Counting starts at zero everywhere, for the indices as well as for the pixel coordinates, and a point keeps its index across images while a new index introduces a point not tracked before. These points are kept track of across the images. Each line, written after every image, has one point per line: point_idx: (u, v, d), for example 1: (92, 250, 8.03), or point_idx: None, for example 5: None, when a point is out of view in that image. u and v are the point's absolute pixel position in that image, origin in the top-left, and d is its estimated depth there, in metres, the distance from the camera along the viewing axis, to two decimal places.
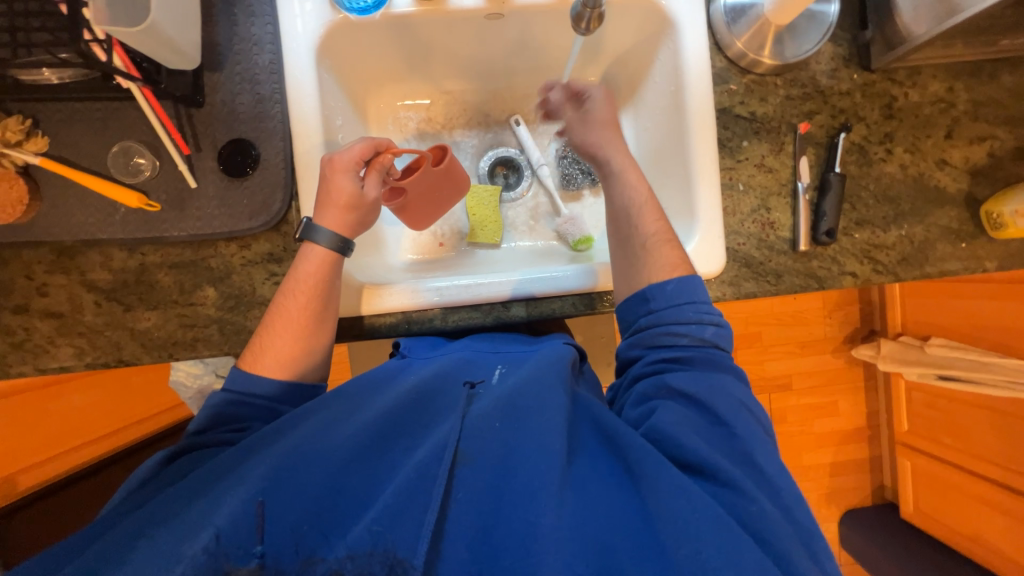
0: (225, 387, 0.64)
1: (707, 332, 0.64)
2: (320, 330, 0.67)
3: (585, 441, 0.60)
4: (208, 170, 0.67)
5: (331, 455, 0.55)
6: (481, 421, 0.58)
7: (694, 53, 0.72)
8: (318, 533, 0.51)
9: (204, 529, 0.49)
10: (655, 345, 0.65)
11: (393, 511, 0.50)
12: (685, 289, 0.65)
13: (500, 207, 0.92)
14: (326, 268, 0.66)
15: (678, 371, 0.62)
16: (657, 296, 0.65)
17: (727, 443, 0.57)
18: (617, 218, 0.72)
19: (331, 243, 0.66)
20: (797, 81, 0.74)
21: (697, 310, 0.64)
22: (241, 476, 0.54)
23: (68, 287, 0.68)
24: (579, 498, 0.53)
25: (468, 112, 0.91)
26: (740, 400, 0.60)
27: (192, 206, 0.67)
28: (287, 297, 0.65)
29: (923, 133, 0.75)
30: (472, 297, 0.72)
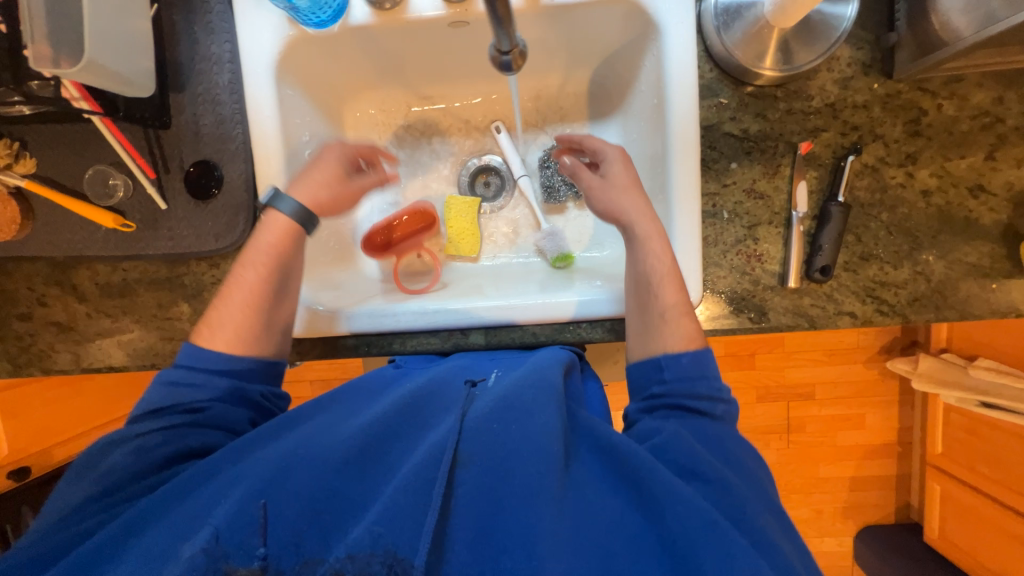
0: (179, 360, 0.61)
1: (717, 407, 0.58)
2: (276, 308, 0.66)
3: (581, 447, 0.54)
4: (176, 191, 0.69)
5: (325, 451, 0.51)
6: (479, 425, 0.51)
7: (679, 61, 0.64)
8: (316, 534, 0.46)
9: (201, 528, 0.46)
10: (660, 401, 0.59)
11: (391, 512, 0.45)
12: (700, 364, 0.59)
13: (479, 219, 0.89)
14: (282, 236, 0.66)
15: (690, 425, 0.56)
16: (670, 361, 0.59)
17: (727, 460, 0.54)
18: (636, 287, 0.64)
19: (294, 214, 0.66)
20: (801, 92, 0.65)
21: (712, 387, 0.59)
22: (236, 476, 0.50)
23: (63, 299, 0.73)
24: (579, 502, 0.48)
25: (447, 118, 0.88)
26: (739, 441, 0.57)
27: (164, 225, 0.69)
28: (245, 268, 0.64)
29: (956, 153, 0.64)
30: (429, 325, 0.71)
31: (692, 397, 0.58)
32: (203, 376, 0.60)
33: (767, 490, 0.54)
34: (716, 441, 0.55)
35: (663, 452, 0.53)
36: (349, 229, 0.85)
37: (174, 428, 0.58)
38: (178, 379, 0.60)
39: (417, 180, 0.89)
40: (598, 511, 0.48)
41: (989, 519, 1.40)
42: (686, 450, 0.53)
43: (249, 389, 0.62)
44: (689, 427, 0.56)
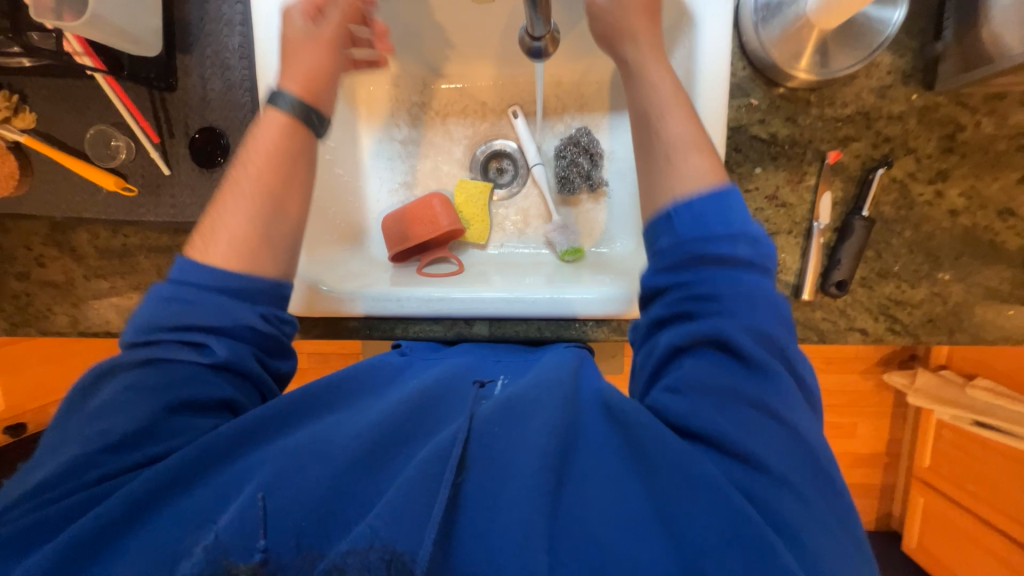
0: (173, 277, 0.54)
1: (748, 263, 0.49)
2: (281, 212, 0.58)
3: (588, 428, 0.47)
4: (180, 157, 0.66)
5: (333, 445, 0.48)
6: (491, 421, 0.48)
7: (712, 54, 0.61)
8: (313, 531, 0.42)
9: (210, 527, 0.43)
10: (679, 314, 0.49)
11: (395, 508, 0.41)
12: (720, 202, 0.50)
13: (491, 206, 0.87)
14: (284, 133, 0.59)
15: (710, 314, 0.47)
16: (688, 224, 0.50)
17: (768, 391, 0.44)
18: (640, 118, 0.58)
19: (292, 110, 0.59)
20: (836, 98, 0.62)
21: (735, 228, 0.49)
22: (239, 473, 0.47)
23: (61, 261, 0.72)
24: (580, 491, 0.43)
25: (464, 99, 0.86)
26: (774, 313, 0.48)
27: (166, 192, 0.67)
28: (243, 168, 0.58)
29: (989, 174, 0.61)
30: (431, 313, 0.70)
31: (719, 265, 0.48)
32: (198, 297, 0.52)
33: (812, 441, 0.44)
34: (746, 296, 0.47)
35: (676, 416, 0.45)
36: (356, 208, 0.83)
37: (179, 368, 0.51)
38: (171, 304, 0.52)
39: (428, 162, 0.86)
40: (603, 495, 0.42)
41: (968, 533, 1.45)
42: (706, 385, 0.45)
43: (249, 315, 0.54)
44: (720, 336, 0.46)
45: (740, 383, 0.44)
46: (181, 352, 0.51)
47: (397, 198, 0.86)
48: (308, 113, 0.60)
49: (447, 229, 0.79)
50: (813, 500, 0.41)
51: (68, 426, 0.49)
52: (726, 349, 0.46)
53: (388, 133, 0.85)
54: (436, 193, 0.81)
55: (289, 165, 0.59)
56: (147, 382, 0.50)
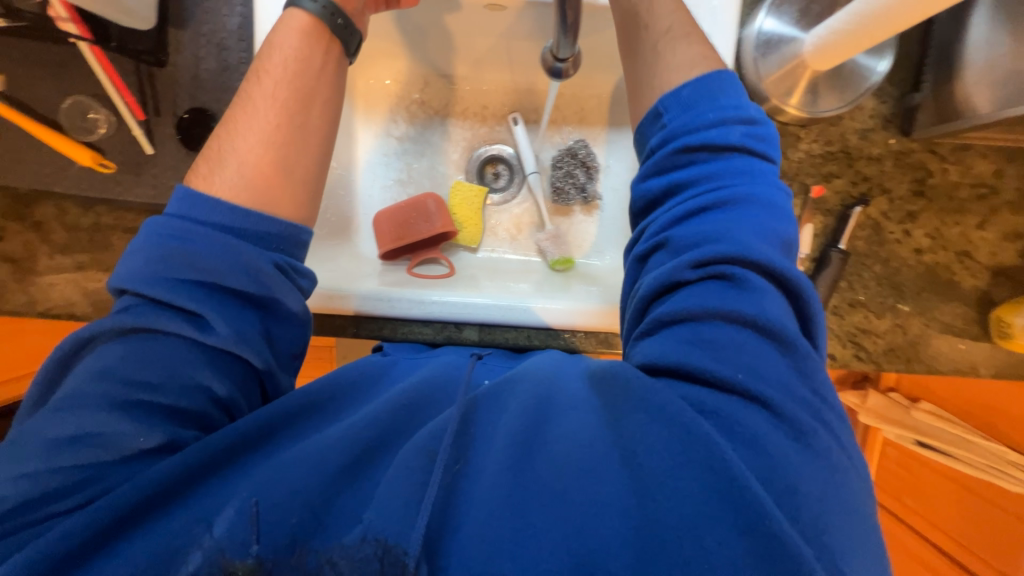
0: (172, 218, 0.48)
1: (739, 160, 0.48)
2: (295, 128, 0.55)
3: (571, 398, 0.45)
4: (166, 137, 0.64)
5: (313, 445, 0.42)
6: (483, 415, 0.44)
7: None
8: (306, 519, 0.38)
9: (195, 537, 0.37)
10: (662, 242, 0.48)
11: (387, 501, 0.38)
12: (703, 91, 0.51)
13: (484, 210, 0.87)
14: (306, 43, 0.57)
15: (686, 227, 0.47)
16: (675, 112, 0.52)
17: (752, 302, 0.42)
18: (630, 24, 0.59)
19: (319, 12, 0.57)
20: (823, 136, 0.66)
21: (720, 111, 0.50)
22: (223, 482, 0.41)
23: (22, 237, 0.66)
24: (547, 450, 0.40)
25: (465, 102, 0.86)
26: (768, 229, 0.46)
27: (147, 171, 0.64)
28: (258, 81, 0.55)
29: (951, 219, 0.67)
30: (422, 315, 0.69)
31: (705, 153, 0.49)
32: (204, 242, 0.47)
33: (809, 363, 0.43)
34: (735, 209, 0.46)
35: (650, 356, 0.44)
36: (346, 203, 0.81)
37: (175, 340, 0.45)
38: (170, 254, 0.46)
39: (425, 160, 0.86)
40: (581, 451, 0.40)
41: (906, 548, 1.57)
42: (683, 312, 0.44)
43: (259, 259, 0.48)
44: (694, 271, 0.45)
45: (722, 302, 0.43)
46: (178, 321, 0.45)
47: (389, 194, 0.85)
48: (332, 16, 0.58)
49: (439, 230, 0.79)
50: (810, 422, 0.40)
51: (38, 419, 0.42)
52: (705, 278, 0.45)
53: (386, 129, 0.84)
54: (430, 193, 0.80)
55: (307, 77, 0.56)
56: (134, 365, 0.43)
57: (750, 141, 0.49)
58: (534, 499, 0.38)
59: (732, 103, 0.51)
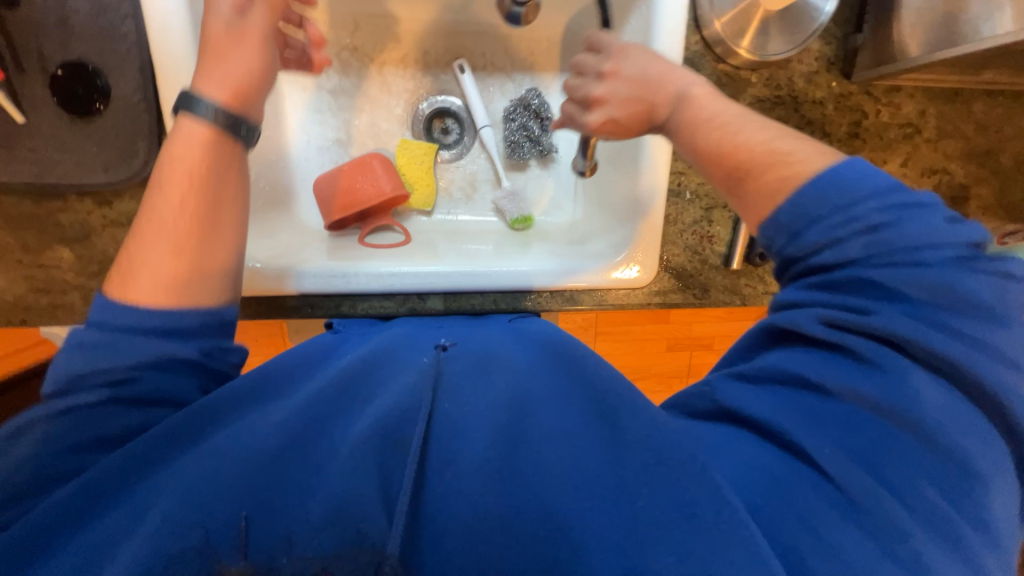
0: (91, 320, 0.43)
1: (849, 245, 0.42)
2: (215, 239, 0.47)
3: (543, 386, 0.47)
4: (39, 100, 0.53)
5: (258, 435, 0.39)
6: (445, 395, 0.44)
7: (671, 21, 0.60)
8: (275, 526, 0.36)
9: (133, 545, 0.34)
10: (793, 270, 0.45)
11: (352, 488, 0.37)
12: (821, 199, 0.43)
13: (435, 169, 0.82)
14: (209, 147, 0.48)
15: (815, 315, 0.42)
16: (779, 236, 0.45)
17: (878, 389, 0.39)
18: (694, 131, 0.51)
19: (214, 117, 0.48)
20: (772, 80, 0.66)
21: (892, 225, 0.41)
22: (156, 485, 0.37)
23: None
24: (534, 457, 0.41)
25: (404, 47, 0.78)
26: (918, 288, 0.39)
27: (22, 142, 0.54)
28: (161, 199, 0.46)
29: (881, 159, 0.71)
30: (382, 288, 0.66)
31: (830, 267, 0.43)
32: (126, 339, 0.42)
33: (963, 460, 0.37)
34: (877, 291, 0.41)
35: (736, 404, 0.43)
36: (281, 169, 0.74)
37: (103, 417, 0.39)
38: (93, 353, 0.41)
39: (365, 117, 0.78)
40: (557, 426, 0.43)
41: None
42: (785, 370, 0.42)
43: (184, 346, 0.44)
44: (818, 325, 0.42)
45: (823, 372, 0.41)
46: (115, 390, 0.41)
47: (328, 157, 0.77)
48: (234, 121, 0.49)
49: (388, 194, 0.73)
50: (917, 522, 0.36)
51: None
52: (828, 343, 0.42)
53: (316, 81, 0.76)
54: (376, 154, 0.74)
55: (215, 198, 0.47)
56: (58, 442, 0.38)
57: (877, 236, 0.41)
58: (517, 484, 0.39)
59: (844, 201, 0.42)
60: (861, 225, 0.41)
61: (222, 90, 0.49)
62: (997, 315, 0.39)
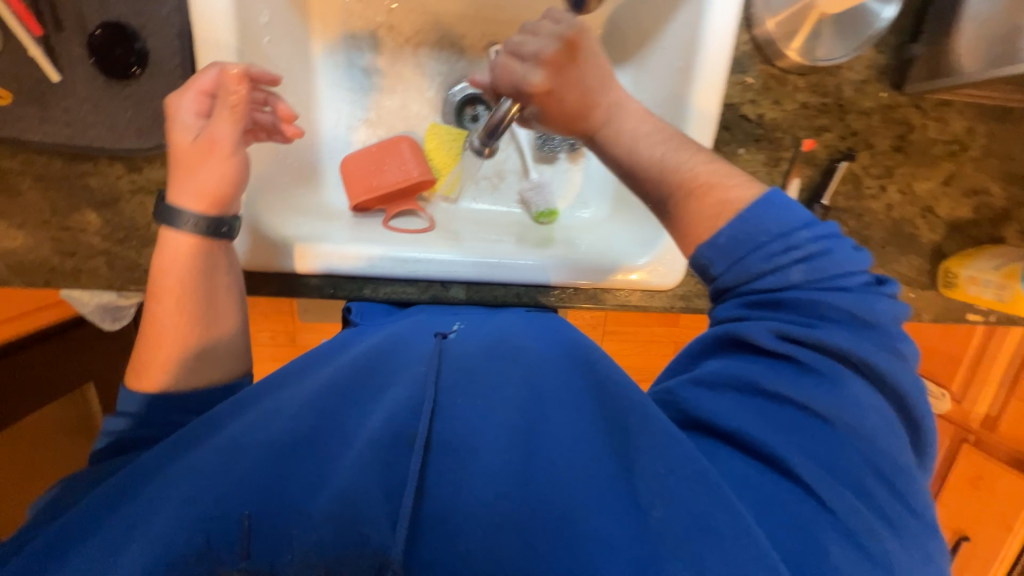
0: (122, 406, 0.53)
1: (790, 272, 0.47)
2: (209, 328, 0.57)
3: (555, 386, 0.49)
4: (75, 61, 0.53)
5: (275, 427, 0.43)
6: (446, 393, 0.46)
7: (721, 18, 0.59)
8: (276, 524, 0.38)
9: (143, 539, 0.37)
10: (731, 293, 0.50)
11: (356, 490, 0.38)
12: (755, 228, 0.48)
13: (464, 156, 0.81)
14: (196, 259, 0.55)
15: (761, 327, 0.46)
16: (718, 258, 0.50)
17: (827, 397, 0.42)
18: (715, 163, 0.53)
19: (193, 229, 0.54)
20: (820, 86, 0.64)
21: (788, 249, 0.47)
22: (170, 482, 0.40)
23: None
24: (546, 459, 0.42)
25: (441, 29, 0.76)
26: (835, 305, 0.45)
27: (55, 103, 0.53)
28: (160, 302, 0.55)
29: (922, 175, 0.69)
30: (406, 274, 0.65)
31: (769, 288, 0.47)
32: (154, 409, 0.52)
33: (890, 454, 0.41)
34: (816, 310, 0.45)
35: (695, 410, 0.46)
36: (308, 145, 0.73)
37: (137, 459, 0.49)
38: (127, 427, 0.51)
39: (396, 98, 0.77)
40: (529, 406, 0.46)
41: None
42: (740, 380, 0.45)
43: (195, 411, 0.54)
44: (768, 335, 0.45)
45: (775, 381, 0.44)
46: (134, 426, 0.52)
47: (356, 137, 0.76)
48: (215, 227, 0.55)
49: (415, 179, 0.72)
50: (872, 521, 0.38)
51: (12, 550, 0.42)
52: (775, 353, 0.45)
53: (350, 58, 0.74)
54: (405, 137, 0.73)
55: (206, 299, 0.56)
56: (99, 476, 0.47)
57: (815, 263, 0.46)
58: (524, 480, 0.40)
59: (783, 230, 0.47)
60: (797, 254, 0.47)
61: (195, 200, 0.54)
62: (889, 327, 0.45)
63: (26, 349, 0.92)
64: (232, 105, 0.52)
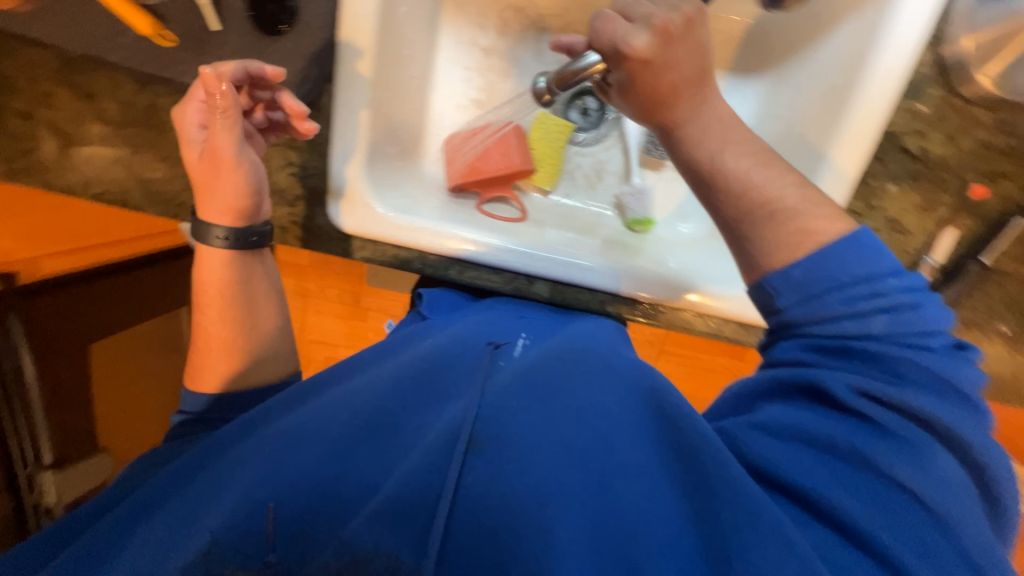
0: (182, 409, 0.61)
1: (872, 321, 0.42)
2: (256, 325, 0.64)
3: (622, 408, 0.44)
4: (235, 13, 0.57)
5: (337, 417, 0.44)
6: (499, 398, 0.44)
7: (903, 37, 0.54)
8: (325, 518, 0.39)
9: (212, 504, 0.41)
10: (789, 333, 0.46)
11: (398, 507, 0.37)
12: (830, 264, 0.44)
13: (567, 149, 0.79)
14: (234, 269, 0.61)
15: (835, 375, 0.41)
16: (787, 290, 0.45)
17: (922, 476, 0.37)
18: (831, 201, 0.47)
19: (231, 243, 0.59)
20: (1009, 127, 0.58)
21: (856, 289, 0.43)
22: (239, 460, 0.45)
23: (74, 106, 0.60)
24: (609, 496, 0.39)
25: (567, 16, 0.73)
26: (913, 366, 0.40)
27: (211, 50, 0.57)
28: (205, 311, 0.62)
29: None
30: (496, 264, 0.64)
31: (841, 335, 0.43)
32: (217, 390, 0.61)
33: (971, 539, 0.36)
34: (895, 371, 0.40)
35: (761, 460, 0.40)
36: (418, 118, 0.73)
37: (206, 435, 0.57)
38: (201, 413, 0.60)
39: (510, 82, 0.76)
40: (595, 419, 0.43)
41: None
42: (817, 435, 0.40)
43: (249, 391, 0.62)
44: (851, 391, 0.40)
45: (867, 447, 0.38)
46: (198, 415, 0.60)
47: (464, 116, 0.76)
48: (246, 238, 0.59)
49: (517, 167, 0.71)
50: None
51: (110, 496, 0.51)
52: (856, 412, 0.39)
53: (472, 36, 0.74)
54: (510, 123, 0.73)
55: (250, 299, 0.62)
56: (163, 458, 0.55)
57: (898, 316, 0.42)
58: (585, 505, 0.39)
59: (867, 274, 0.43)
60: (883, 303, 0.42)
61: (219, 211, 0.57)
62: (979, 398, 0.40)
63: (126, 272, 1.00)
64: (222, 111, 0.52)
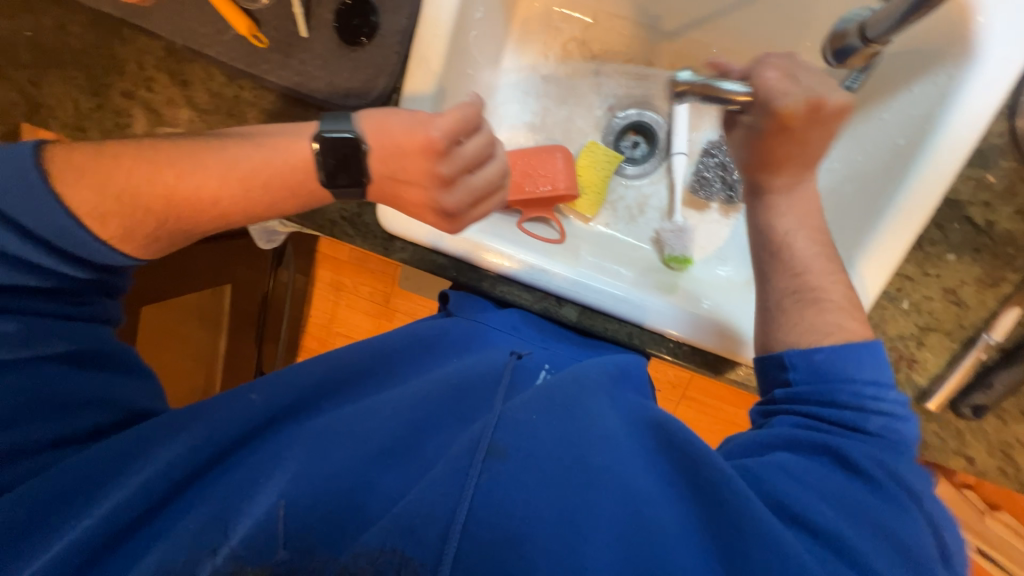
0: None
1: (869, 418, 0.47)
2: None
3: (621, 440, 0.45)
4: (322, 22, 0.62)
5: (366, 424, 0.47)
6: (520, 408, 0.45)
7: (975, 105, 0.53)
8: (350, 518, 0.40)
9: (255, 498, 0.43)
10: (795, 404, 0.49)
11: (413, 515, 0.38)
12: (845, 360, 0.49)
13: (612, 179, 0.80)
14: None
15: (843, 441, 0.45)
16: (801, 366, 0.51)
17: (903, 534, 0.40)
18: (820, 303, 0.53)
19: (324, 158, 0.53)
20: None
21: (861, 390, 0.48)
22: (278, 454, 0.46)
23: (170, 91, 0.66)
24: (623, 517, 0.39)
25: (628, 52, 0.76)
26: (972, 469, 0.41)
27: (296, 54, 0.62)
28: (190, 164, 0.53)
29: None
30: (528, 281, 0.65)
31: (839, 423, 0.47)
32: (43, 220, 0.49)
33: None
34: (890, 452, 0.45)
35: (781, 495, 0.41)
36: None
37: None
38: None
39: (566, 108, 0.78)
40: (610, 448, 0.43)
41: None
42: (827, 485, 0.42)
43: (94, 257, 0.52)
44: (861, 455, 0.44)
45: (857, 499, 0.42)
46: (50, 261, 0.49)
47: (516, 137, 0.78)
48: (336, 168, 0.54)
49: (562, 191, 0.72)
50: None
51: None
52: (850, 468, 0.43)
53: (535, 63, 0.77)
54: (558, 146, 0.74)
55: None
56: None
57: (891, 421, 0.47)
58: (594, 520, 0.39)
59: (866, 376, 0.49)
60: (881, 406, 0.48)
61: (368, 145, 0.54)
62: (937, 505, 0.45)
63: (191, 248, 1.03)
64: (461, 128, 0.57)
